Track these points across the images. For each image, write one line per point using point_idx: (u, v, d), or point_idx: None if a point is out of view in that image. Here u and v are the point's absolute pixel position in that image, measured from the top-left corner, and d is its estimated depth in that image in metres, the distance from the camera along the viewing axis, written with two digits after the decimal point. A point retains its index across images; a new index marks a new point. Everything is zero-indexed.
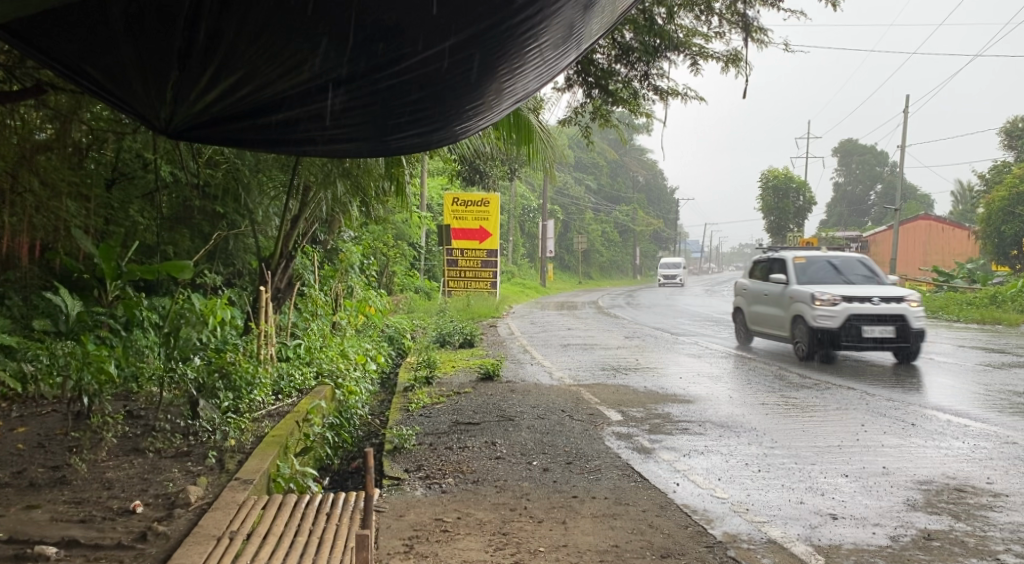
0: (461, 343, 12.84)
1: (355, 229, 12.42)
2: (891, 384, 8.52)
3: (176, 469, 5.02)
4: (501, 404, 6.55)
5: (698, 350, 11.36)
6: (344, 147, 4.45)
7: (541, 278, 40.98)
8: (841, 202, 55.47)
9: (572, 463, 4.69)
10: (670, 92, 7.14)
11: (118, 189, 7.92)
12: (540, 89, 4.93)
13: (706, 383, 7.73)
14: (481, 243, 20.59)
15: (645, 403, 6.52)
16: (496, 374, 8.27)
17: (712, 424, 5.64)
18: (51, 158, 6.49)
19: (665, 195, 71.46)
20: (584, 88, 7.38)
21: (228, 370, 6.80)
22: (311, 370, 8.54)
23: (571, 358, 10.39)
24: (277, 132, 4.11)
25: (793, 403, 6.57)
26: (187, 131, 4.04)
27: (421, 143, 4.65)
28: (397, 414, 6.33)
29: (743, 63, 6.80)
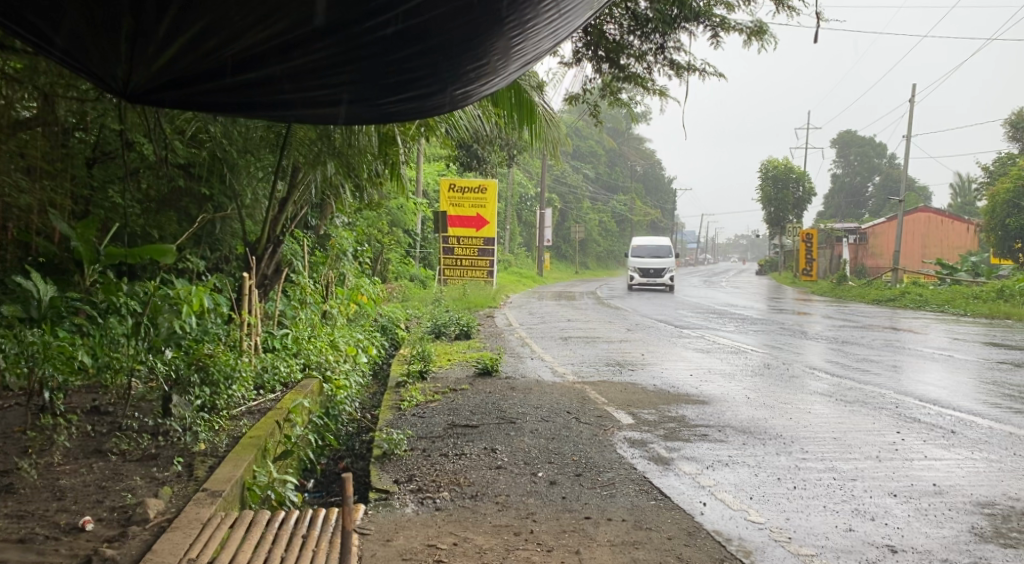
0: (457, 335, 12.32)
1: (348, 213, 11.87)
2: (914, 383, 8.03)
3: (140, 475, 4.48)
4: (501, 403, 6.04)
5: (705, 345, 10.85)
6: (330, 112, 3.91)
7: (538, 267, 40.35)
8: (840, 194, 55.03)
9: (582, 475, 4.17)
10: (686, 66, 6.61)
11: (99, 169, 7.19)
12: (550, 51, 4.39)
13: (719, 382, 7.22)
14: (478, 231, 20.14)
15: (657, 404, 6.02)
16: (495, 369, 7.76)
17: (733, 429, 5.13)
18: (26, 135, 6.15)
19: (662, 184, 70.98)
20: (594, 63, 6.89)
21: (206, 363, 6.29)
22: (297, 362, 8.02)
23: (572, 351, 9.90)
24: (252, 94, 3.60)
25: (816, 404, 6.06)
26: (149, 93, 3.54)
27: (416, 108, 4.11)
28: (387, 413, 5.81)
29: (768, 35, 6.27)
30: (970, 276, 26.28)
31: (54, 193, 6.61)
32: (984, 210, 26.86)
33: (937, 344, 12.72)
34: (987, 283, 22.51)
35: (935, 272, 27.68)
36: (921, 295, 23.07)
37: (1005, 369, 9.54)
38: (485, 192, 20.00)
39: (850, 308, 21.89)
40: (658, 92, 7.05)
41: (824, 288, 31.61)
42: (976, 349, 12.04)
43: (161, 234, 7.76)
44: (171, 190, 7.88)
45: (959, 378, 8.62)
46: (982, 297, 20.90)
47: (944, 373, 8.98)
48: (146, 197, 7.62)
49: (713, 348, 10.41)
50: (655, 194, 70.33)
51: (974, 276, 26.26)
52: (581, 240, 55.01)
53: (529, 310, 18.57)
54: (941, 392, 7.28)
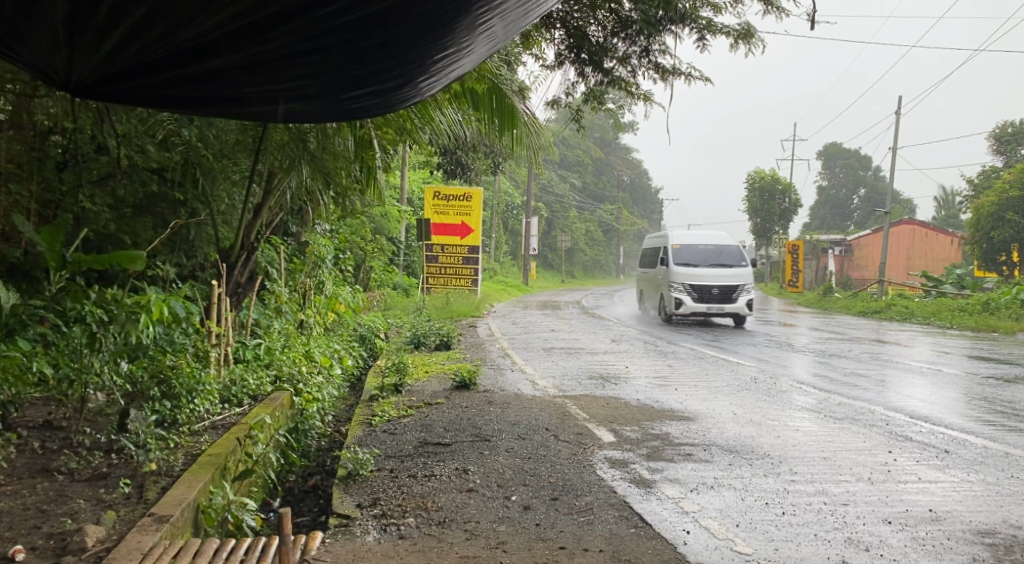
0: (437, 345, 12.05)
1: (329, 220, 11.55)
2: (906, 398, 7.80)
3: (84, 497, 4.20)
4: (477, 419, 5.77)
5: (691, 357, 10.61)
6: (289, 108, 3.67)
7: (524, 276, 40.12)
8: (825, 205, 55.17)
9: (558, 499, 3.92)
10: (672, 70, 6.38)
11: (70, 171, 6.58)
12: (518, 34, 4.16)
13: (705, 396, 6.97)
14: (462, 239, 19.90)
15: (640, 420, 5.76)
16: (473, 382, 7.49)
17: (718, 449, 4.89)
18: None
19: (648, 193, 70.91)
20: (577, 67, 6.69)
21: (169, 375, 6.10)
22: (268, 374, 7.73)
23: (555, 363, 9.64)
24: (203, 88, 3.36)
25: (805, 421, 5.82)
26: (92, 87, 3.30)
27: (380, 101, 3.87)
28: (358, 429, 5.54)
29: (756, 38, 6.05)
30: (956, 289, 26.20)
31: (17, 197, 6.10)
32: (968, 222, 26.79)
33: (924, 357, 12.54)
34: (972, 296, 22.37)
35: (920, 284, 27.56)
36: (907, 308, 22.92)
37: (996, 384, 9.33)
38: (470, 200, 19.97)
39: (836, 319, 21.72)
40: (643, 98, 6.82)
41: (810, 299, 31.49)
42: (965, 363, 11.84)
43: (132, 239, 7.34)
44: (146, 196, 7.44)
45: (950, 393, 8.39)
46: (968, 310, 20.78)
47: (934, 388, 8.76)
48: (120, 202, 7.14)
49: (699, 360, 10.18)
50: (642, 204, 70.27)
51: (959, 289, 26.18)
52: (568, 250, 54.83)
53: (513, 320, 18.32)
54: (931, 407, 7.07)
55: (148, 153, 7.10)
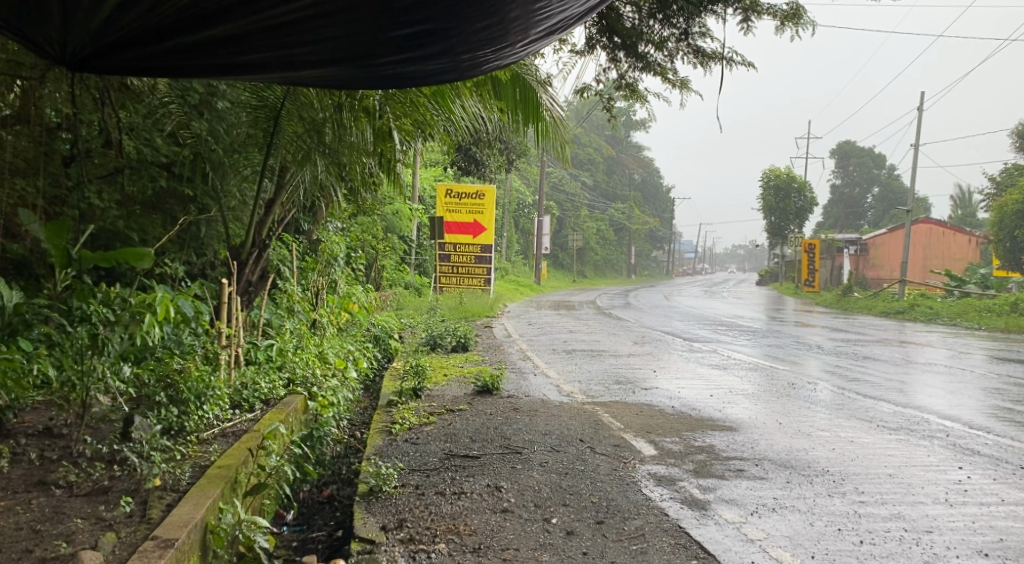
0: (453, 346, 11.68)
1: (341, 218, 11.18)
2: (954, 401, 7.39)
3: (81, 515, 3.84)
4: (504, 427, 5.40)
5: (718, 360, 10.22)
6: (311, 75, 3.33)
7: (536, 277, 39.67)
8: (839, 204, 54.54)
9: (605, 523, 3.54)
10: (712, 55, 5.99)
11: (77, 167, 6.11)
12: (574, 17, 3.89)
13: (744, 403, 6.57)
14: (475, 238, 19.52)
15: (680, 430, 5.36)
16: (496, 387, 7.13)
17: (771, 463, 4.48)
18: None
19: (660, 192, 70.40)
20: (609, 52, 6.32)
21: (175, 380, 5.74)
22: (281, 378, 7.37)
23: (578, 366, 9.25)
24: (216, 56, 3.07)
25: (856, 430, 5.42)
26: (93, 56, 3.00)
27: (414, 74, 3.52)
28: (377, 439, 5.16)
29: (805, 20, 5.66)
30: (980, 289, 25.62)
31: (23, 191, 5.74)
32: (990, 221, 26.19)
33: (958, 359, 12.09)
34: (999, 297, 21.78)
35: (941, 284, 26.98)
36: (930, 308, 22.37)
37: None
38: (483, 199, 19.55)
39: (857, 320, 21.21)
40: (678, 85, 6.42)
41: (828, 299, 30.94)
42: (1000, 365, 11.40)
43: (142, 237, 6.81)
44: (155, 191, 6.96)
45: (997, 398, 7.98)
46: (996, 311, 20.26)
47: (978, 392, 8.34)
48: (128, 199, 6.66)
49: (728, 363, 9.78)
50: (653, 204, 69.77)
51: (982, 289, 25.61)
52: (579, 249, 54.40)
53: (528, 321, 17.93)
54: (984, 412, 6.64)
55: (156, 146, 6.71)
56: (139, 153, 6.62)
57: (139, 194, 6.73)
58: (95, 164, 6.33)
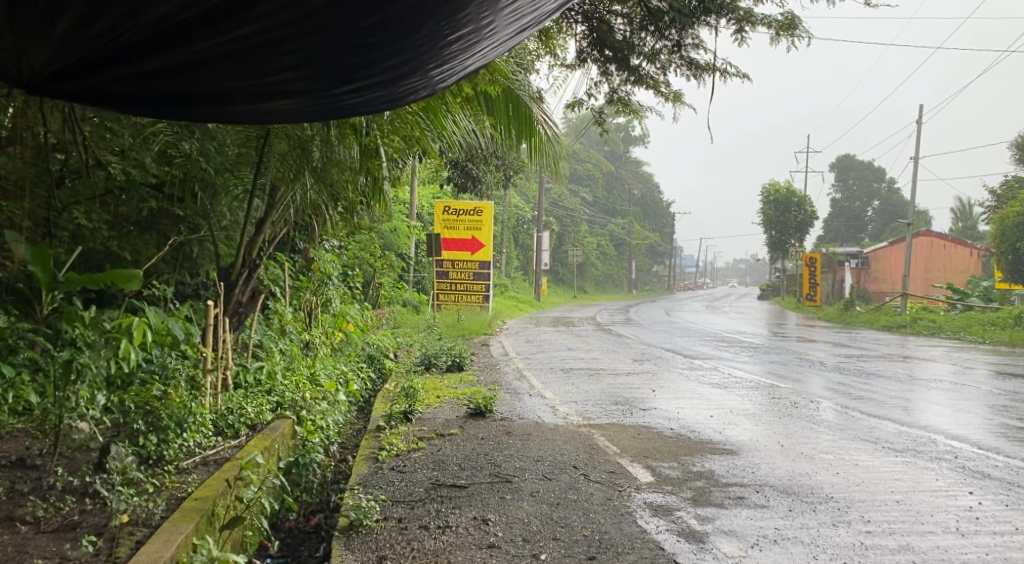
0: (449, 366, 11.49)
1: (337, 236, 11.01)
2: (961, 419, 7.17)
3: (43, 557, 3.65)
4: (495, 453, 5.20)
5: (718, 378, 10.02)
6: (280, 107, 3.21)
7: (537, 292, 39.49)
8: (839, 217, 54.44)
9: (596, 560, 3.33)
10: (706, 67, 5.82)
11: (68, 188, 5.94)
12: (540, 19, 3.80)
13: (745, 424, 6.37)
14: (473, 254, 19.37)
15: (678, 454, 5.15)
16: (489, 409, 6.93)
17: (773, 490, 4.28)
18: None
19: (660, 207, 70.38)
20: (601, 65, 6.19)
21: (156, 407, 5.55)
22: (270, 401, 7.16)
23: (576, 386, 9.05)
24: (180, 85, 2.91)
25: (859, 452, 5.22)
26: (51, 81, 2.82)
27: (382, 97, 3.42)
28: (363, 466, 4.96)
29: (801, 30, 5.49)
30: (982, 302, 25.40)
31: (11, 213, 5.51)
32: (991, 233, 26.00)
33: (963, 374, 11.86)
34: (1002, 310, 21.55)
35: (943, 298, 26.76)
36: (932, 322, 22.17)
37: None
38: (480, 214, 19.31)
39: (860, 334, 20.99)
40: (672, 98, 6.26)
41: (829, 313, 30.73)
42: (1005, 380, 11.18)
43: (134, 258, 6.58)
44: (148, 214, 6.66)
45: (1004, 415, 7.75)
46: (999, 324, 20.04)
47: (984, 409, 8.13)
48: (121, 220, 6.43)
49: (729, 381, 9.57)
50: (654, 218, 69.69)
51: (984, 302, 25.40)
52: (579, 264, 54.25)
53: (527, 338, 17.72)
54: (992, 431, 6.43)
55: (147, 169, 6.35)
56: (130, 173, 6.22)
57: (127, 215, 6.47)
58: (84, 186, 6.01)
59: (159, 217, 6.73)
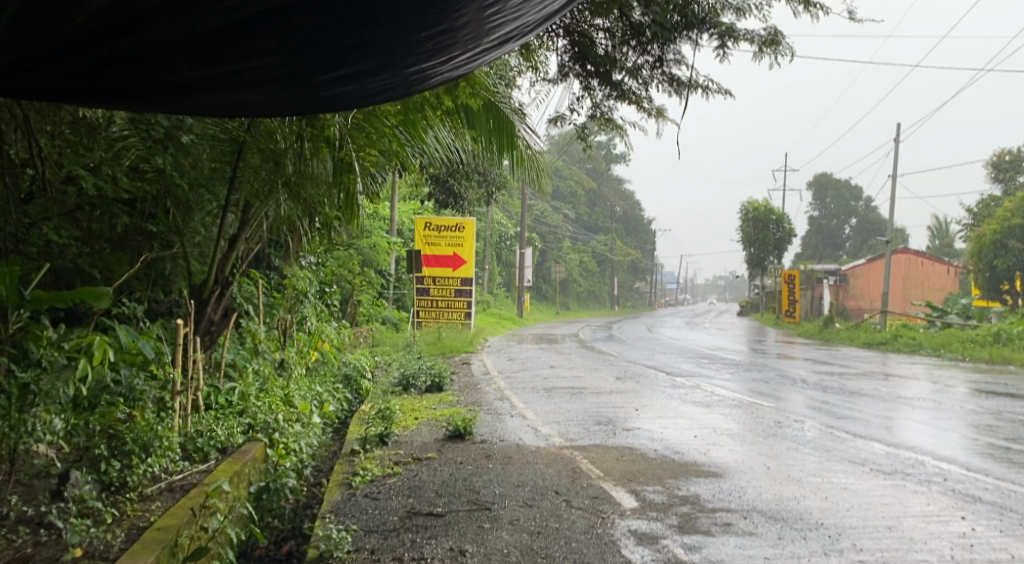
0: (428, 386, 11.28)
1: (314, 253, 10.81)
2: (947, 440, 7.06)
3: None
4: (474, 478, 5.02)
5: (701, 396, 9.88)
6: (248, 98, 3.22)
7: (518, 309, 39.31)
8: (817, 235, 54.77)
9: None
10: (688, 83, 5.71)
11: (37, 204, 5.68)
12: (526, 34, 3.78)
13: (729, 445, 6.23)
14: (454, 270, 19.20)
15: (662, 477, 5.01)
16: (468, 431, 6.75)
17: (761, 516, 4.13)
18: None
19: (640, 225, 70.57)
20: (582, 79, 6.06)
21: (120, 432, 5.32)
22: (240, 423, 6.92)
23: (557, 406, 8.87)
24: (141, 78, 2.90)
25: (847, 474, 5.09)
26: (4, 75, 2.74)
27: (355, 92, 3.41)
28: (335, 492, 4.78)
29: (784, 47, 5.41)
30: (960, 319, 25.48)
31: None
32: (968, 251, 26.14)
33: (946, 393, 11.78)
34: (981, 327, 21.58)
35: (922, 315, 26.84)
36: (912, 340, 22.19)
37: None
38: (462, 231, 19.11)
39: (841, 352, 20.94)
40: (654, 113, 6.14)
41: (809, 330, 30.75)
42: (988, 399, 11.10)
43: (105, 277, 6.34)
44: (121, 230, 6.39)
45: (990, 434, 7.65)
46: (978, 341, 20.07)
47: (970, 428, 8.02)
48: (91, 236, 6.13)
49: (713, 400, 9.44)
50: (635, 235, 69.84)
51: (963, 319, 25.49)
52: (560, 280, 54.16)
53: (508, 356, 17.52)
54: (979, 452, 6.32)
55: (119, 185, 6.05)
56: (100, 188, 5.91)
57: (97, 227, 6.12)
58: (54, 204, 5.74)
59: (132, 232, 6.50)
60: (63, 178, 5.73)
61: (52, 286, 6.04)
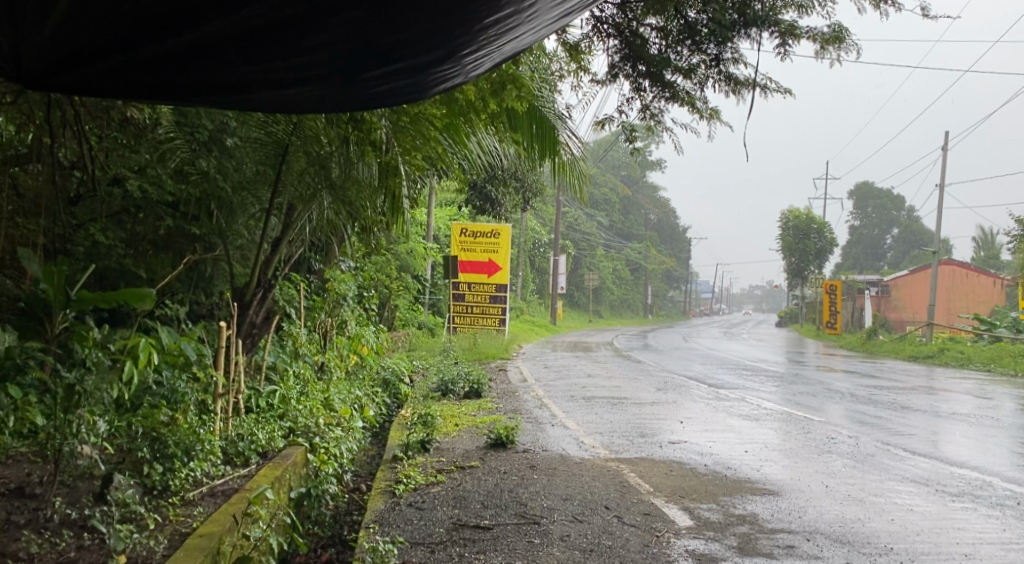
0: (466, 393, 11.16)
1: (354, 257, 10.76)
2: (1010, 457, 6.77)
3: None
4: (520, 490, 4.87)
5: (746, 408, 9.64)
6: (301, 94, 3.13)
7: (552, 316, 39.08)
8: (859, 245, 53.84)
9: None
10: (746, 84, 5.52)
11: (83, 206, 5.79)
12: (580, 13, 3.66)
13: (783, 461, 6.01)
14: (490, 277, 19.07)
15: (716, 495, 4.82)
16: (510, 440, 6.60)
17: (826, 538, 3.93)
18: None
19: (676, 233, 70.00)
20: (633, 81, 5.88)
21: (163, 434, 5.25)
22: (281, 426, 6.84)
23: (599, 416, 8.69)
24: (192, 76, 2.81)
25: (911, 495, 4.86)
26: (58, 72, 2.68)
27: (410, 84, 3.31)
28: (378, 501, 4.66)
29: (847, 43, 5.21)
30: (1009, 333, 24.80)
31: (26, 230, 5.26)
32: (1019, 263, 25.46)
33: (1000, 408, 11.41)
34: None
35: (970, 328, 26.18)
36: (959, 353, 21.64)
37: None
38: (498, 237, 19.01)
39: (886, 364, 20.47)
40: (708, 115, 5.96)
41: (852, 342, 30.14)
42: None
43: (148, 278, 6.28)
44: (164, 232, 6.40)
45: None
46: None
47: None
48: (137, 238, 6.18)
49: (759, 413, 9.19)
50: (671, 244, 69.24)
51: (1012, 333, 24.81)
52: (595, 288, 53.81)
53: (545, 363, 17.35)
54: None
55: (164, 186, 6.09)
56: (143, 191, 6.00)
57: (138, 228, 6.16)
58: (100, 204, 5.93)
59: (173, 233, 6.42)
60: (111, 180, 5.88)
61: (95, 289, 6.05)
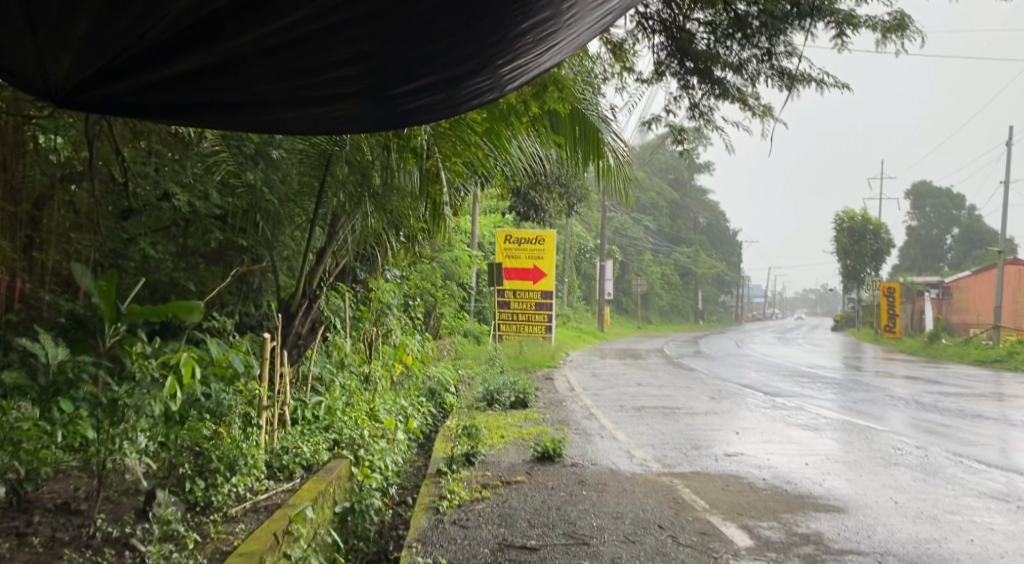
0: (513, 402, 10.98)
1: (398, 265, 10.67)
2: None
3: None
4: (569, 506, 4.68)
5: (803, 417, 9.29)
6: (328, 113, 3.01)
7: (599, 322, 38.69)
8: (917, 245, 52.35)
9: None
10: (800, 77, 5.27)
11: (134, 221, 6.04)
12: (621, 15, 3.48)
13: (846, 474, 5.71)
14: (535, 284, 18.83)
15: (777, 512, 4.56)
16: (558, 452, 6.42)
17: (899, 561, 3.67)
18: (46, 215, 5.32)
19: (726, 237, 68.96)
20: (680, 77, 5.64)
21: (208, 450, 5.16)
22: (326, 438, 6.73)
23: (650, 426, 8.43)
24: (218, 94, 2.72)
25: (989, 512, 4.55)
26: (84, 91, 2.59)
27: (442, 100, 3.17)
28: (422, 517, 4.50)
29: (911, 31, 4.92)
30: None
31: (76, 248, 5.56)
32: None
33: None
34: None
35: None
36: None
37: None
38: (543, 243, 18.74)
39: (950, 369, 19.73)
40: (761, 111, 5.71)
41: (912, 347, 29.20)
42: None
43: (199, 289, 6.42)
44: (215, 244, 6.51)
45: None
46: None
47: None
48: (186, 250, 6.40)
49: (818, 422, 8.84)
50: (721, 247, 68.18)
51: None
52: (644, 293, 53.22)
53: (593, 371, 17.07)
54: None
55: (210, 201, 6.13)
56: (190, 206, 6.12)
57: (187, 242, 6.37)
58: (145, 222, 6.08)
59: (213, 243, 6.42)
60: (160, 194, 5.98)
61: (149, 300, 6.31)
